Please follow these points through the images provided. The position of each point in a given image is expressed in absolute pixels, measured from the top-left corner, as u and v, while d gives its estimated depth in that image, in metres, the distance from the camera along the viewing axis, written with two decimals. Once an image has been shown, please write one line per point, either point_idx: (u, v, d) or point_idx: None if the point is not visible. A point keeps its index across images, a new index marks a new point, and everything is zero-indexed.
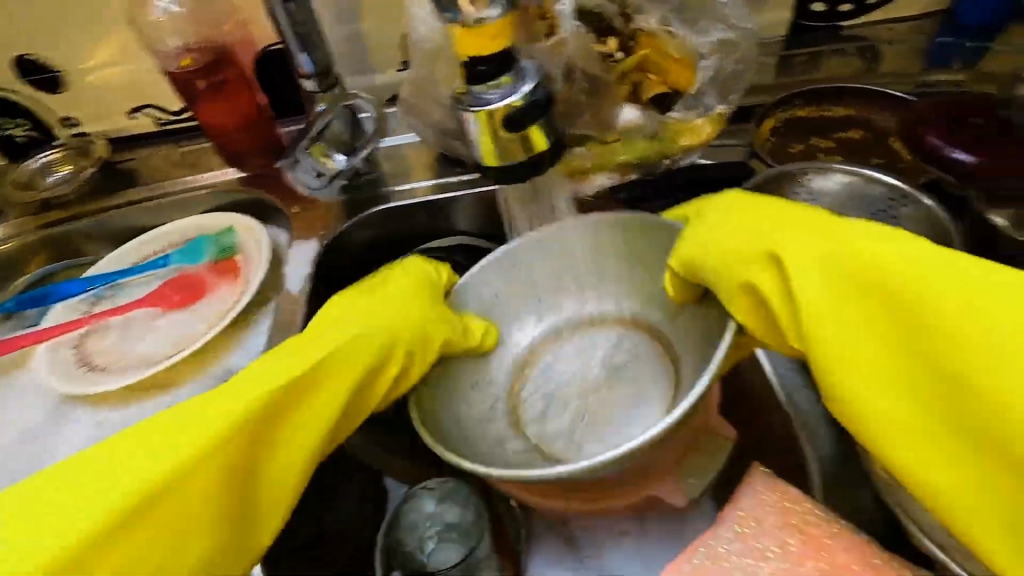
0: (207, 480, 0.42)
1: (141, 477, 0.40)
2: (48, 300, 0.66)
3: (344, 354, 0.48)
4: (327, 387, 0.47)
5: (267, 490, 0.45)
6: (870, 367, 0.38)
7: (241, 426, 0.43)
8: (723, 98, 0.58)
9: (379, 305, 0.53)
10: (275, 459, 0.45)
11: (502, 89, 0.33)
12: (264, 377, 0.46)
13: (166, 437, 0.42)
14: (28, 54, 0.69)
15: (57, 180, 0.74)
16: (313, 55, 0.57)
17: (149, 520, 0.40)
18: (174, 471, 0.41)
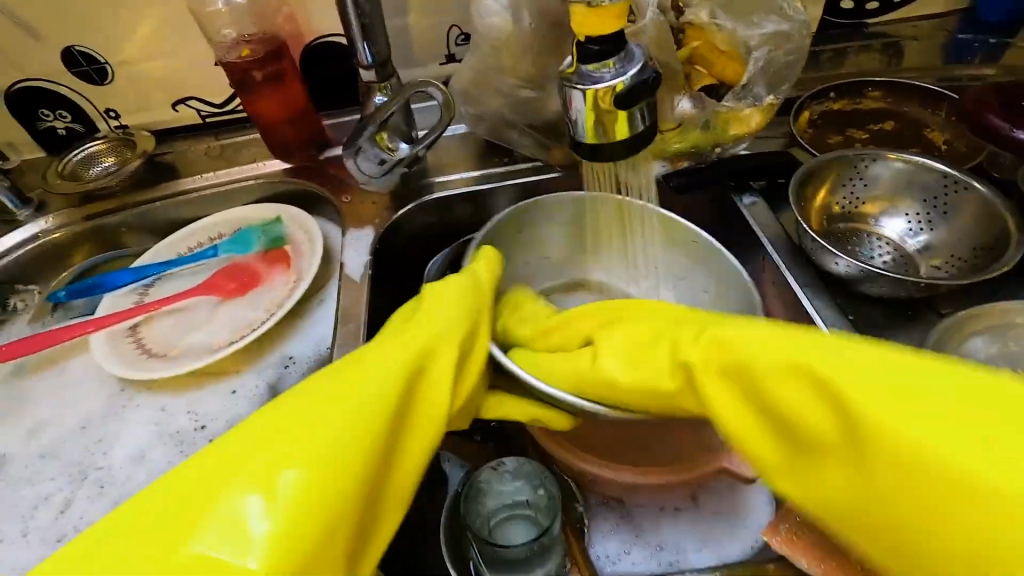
0: (324, 510, 0.33)
1: (255, 525, 0.32)
2: (98, 291, 0.67)
3: (432, 353, 0.41)
4: (424, 396, 0.40)
5: (389, 505, 0.38)
6: (739, 419, 0.34)
7: (352, 425, 0.36)
8: (772, 88, 0.60)
9: (441, 312, 0.44)
10: (394, 446, 0.38)
11: (616, 68, 0.33)
12: (336, 389, 0.38)
13: (247, 469, 0.34)
14: (76, 45, 0.69)
15: (101, 172, 0.73)
16: (374, 45, 0.58)
17: (275, 546, 0.31)
18: (280, 500, 0.33)
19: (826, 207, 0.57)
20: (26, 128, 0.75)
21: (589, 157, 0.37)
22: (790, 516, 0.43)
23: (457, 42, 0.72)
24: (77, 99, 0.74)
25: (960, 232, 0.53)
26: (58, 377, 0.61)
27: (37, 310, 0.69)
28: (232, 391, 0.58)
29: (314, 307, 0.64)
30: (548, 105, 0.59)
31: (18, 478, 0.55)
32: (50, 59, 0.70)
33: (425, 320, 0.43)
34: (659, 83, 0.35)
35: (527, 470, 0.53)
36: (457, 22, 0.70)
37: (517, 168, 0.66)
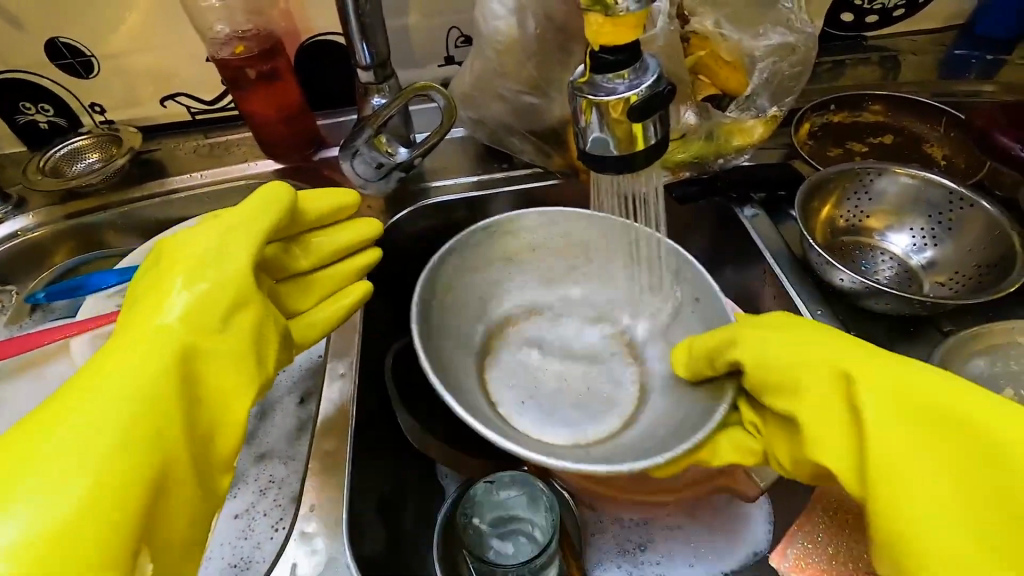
0: (153, 461, 0.34)
1: (97, 422, 0.34)
2: (79, 292, 0.64)
3: (211, 334, 0.39)
4: (206, 374, 0.39)
5: (215, 466, 0.39)
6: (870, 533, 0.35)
7: (167, 353, 0.37)
8: (776, 100, 0.59)
9: (239, 228, 0.42)
10: (203, 401, 0.39)
11: (630, 79, 0.32)
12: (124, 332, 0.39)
13: (103, 415, 0.35)
14: (61, 36, 0.67)
15: (84, 169, 0.70)
16: (374, 45, 0.56)
17: (125, 502, 0.33)
18: (138, 452, 0.34)
19: (832, 220, 0.57)
20: (6, 120, 0.73)
21: (598, 169, 0.36)
22: (797, 542, 0.49)
23: (456, 44, 0.71)
24: (60, 93, 0.71)
25: (966, 248, 0.53)
26: (35, 383, 0.58)
27: (15, 312, 0.66)
28: None
29: None
30: (551, 112, 0.59)
31: None
32: (32, 50, 0.67)
33: (222, 252, 0.41)
34: (673, 96, 0.34)
35: (527, 503, 0.51)
36: (457, 24, 0.69)
37: (516, 175, 0.65)
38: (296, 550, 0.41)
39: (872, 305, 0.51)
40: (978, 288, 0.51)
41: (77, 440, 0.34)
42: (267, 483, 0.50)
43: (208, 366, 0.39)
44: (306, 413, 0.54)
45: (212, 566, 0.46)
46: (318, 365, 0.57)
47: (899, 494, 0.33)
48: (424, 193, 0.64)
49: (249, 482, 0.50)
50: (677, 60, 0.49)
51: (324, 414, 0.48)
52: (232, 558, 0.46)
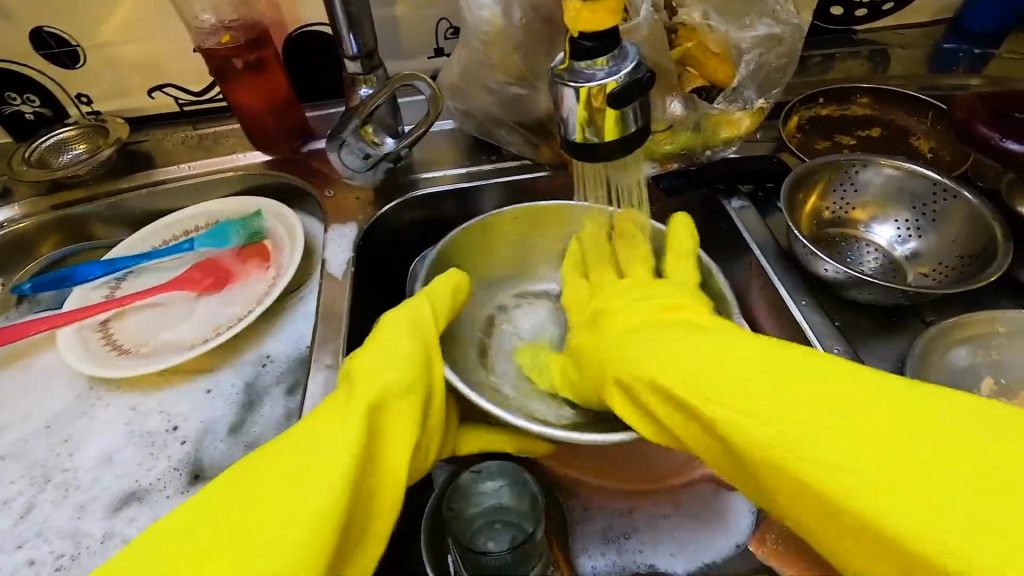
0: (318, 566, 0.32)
1: (265, 496, 0.33)
2: (66, 283, 0.64)
3: (388, 400, 0.39)
4: (388, 448, 0.39)
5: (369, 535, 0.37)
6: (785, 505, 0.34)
7: (362, 410, 0.38)
8: (763, 92, 0.59)
9: (395, 348, 0.42)
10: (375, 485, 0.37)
11: (609, 66, 0.32)
12: (311, 426, 0.38)
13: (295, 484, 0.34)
14: (46, 26, 0.66)
15: (71, 161, 0.70)
16: (360, 35, 0.56)
17: None
18: (329, 519, 0.33)
19: (817, 212, 0.57)
20: None
21: (580, 157, 0.36)
22: (775, 528, 0.50)
23: (445, 35, 0.70)
24: (46, 83, 0.70)
25: (950, 239, 0.54)
26: (21, 374, 0.58)
27: (1, 302, 0.65)
28: (206, 390, 0.56)
29: (293, 305, 0.62)
30: (539, 103, 0.59)
31: None
32: (17, 39, 0.67)
33: (371, 371, 0.41)
34: (653, 83, 0.34)
35: (512, 493, 0.52)
36: (446, 15, 0.69)
37: (505, 166, 0.65)
38: None
39: (856, 296, 0.51)
40: (962, 277, 0.51)
41: (248, 510, 0.33)
42: None
43: (388, 429, 0.39)
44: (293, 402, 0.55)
45: None
46: (305, 356, 0.58)
47: (793, 468, 0.32)
48: (412, 184, 0.64)
49: None
50: (663, 50, 0.49)
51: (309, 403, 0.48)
52: None
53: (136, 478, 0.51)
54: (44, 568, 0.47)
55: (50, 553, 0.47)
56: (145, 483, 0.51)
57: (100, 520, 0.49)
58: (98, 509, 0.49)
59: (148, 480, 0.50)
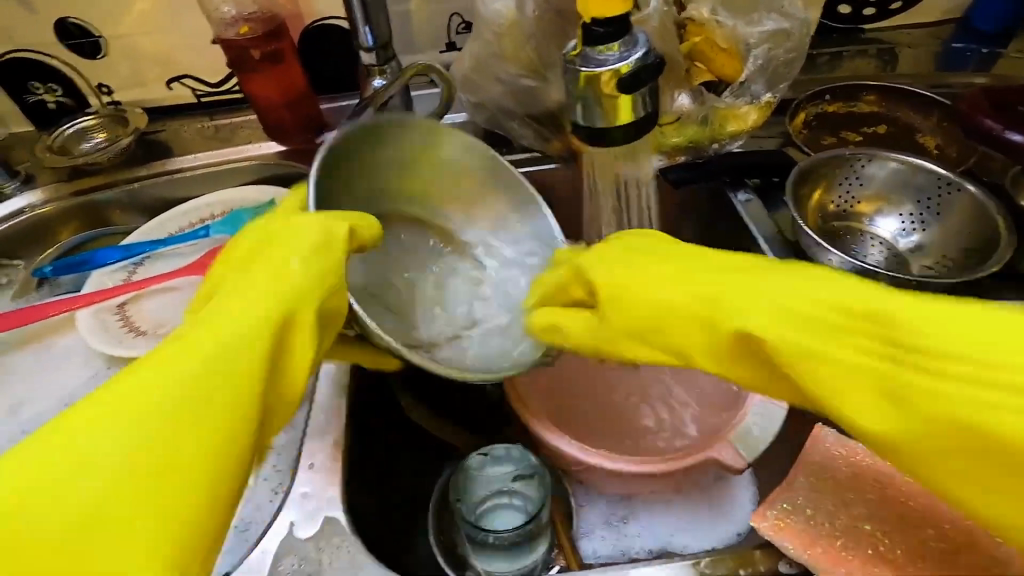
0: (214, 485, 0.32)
1: (157, 409, 0.32)
2: (85, 268, 0.65)
3: (292, 318, 0.36)
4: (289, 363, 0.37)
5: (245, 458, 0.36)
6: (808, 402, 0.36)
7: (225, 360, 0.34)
8: (769, 86, 0.60)
9: (288, 256, 0.38)
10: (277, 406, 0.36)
11: (620, 52, 0.33)
12: (208, 336, 0.35)
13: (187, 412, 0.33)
14: (70, 17, 0.68)
15: (91, 149, 0.71)
16: (376, 27, 0.58)
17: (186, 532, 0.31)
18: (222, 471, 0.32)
19: (823, 205, 0.58)
20: (15, 100, 0.74)
21: (591, 141, 0.37)
22: (778, 501, 0.41)
23: (457, 30, 0.72)
24: (68, 73, 0.72)
25: (953, 232, 0.54)
26: (42, 354, 0.60)
27: (21, 285, 0.67)
28: None
29: None
30: (549, 96, 0.60)
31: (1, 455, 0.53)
32: (42, 30, 0.68)
33: (253, 282, 0.37)
34: (662, 69, 0.35)
35: (517, 479, 0.53)
36: (458, 11, 0.70)
37: (515, 158, 0.65)
38: (294, 510, 0.42)
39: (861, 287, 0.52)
40: (966, 269, 0.52)
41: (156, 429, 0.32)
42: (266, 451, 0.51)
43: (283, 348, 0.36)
44: None
45: None
46: None
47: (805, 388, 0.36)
48: None
49: None
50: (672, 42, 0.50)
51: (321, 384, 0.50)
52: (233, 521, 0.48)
53: None
54: None
55: None
56: None
57: None
58: None
59: None
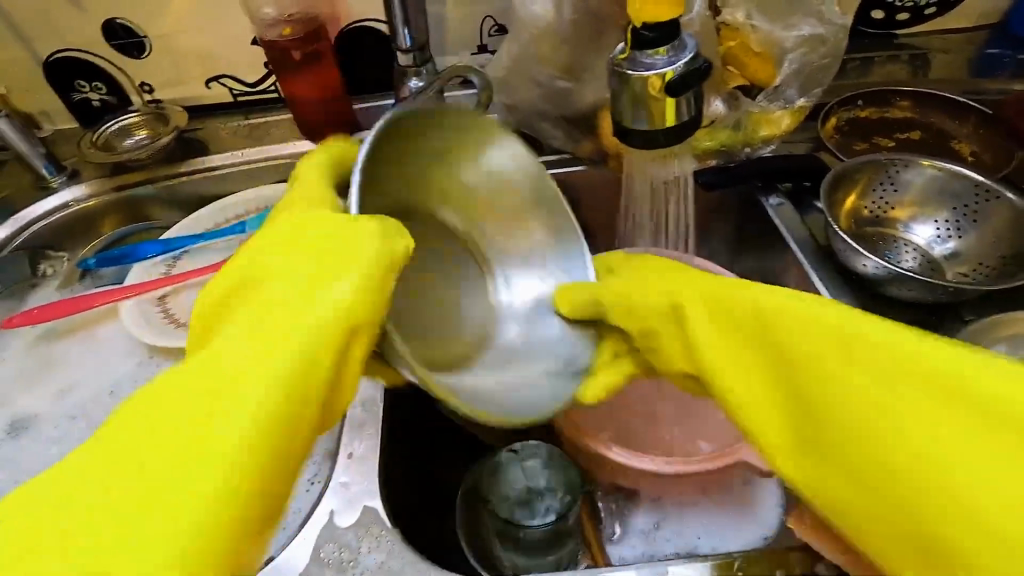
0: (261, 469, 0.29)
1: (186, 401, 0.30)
2: (127, 260, 0.67)
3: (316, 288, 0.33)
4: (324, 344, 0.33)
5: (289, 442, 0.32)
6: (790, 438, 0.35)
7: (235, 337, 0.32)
8: (803, 91, 0.60)
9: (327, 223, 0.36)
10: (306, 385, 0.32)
11: (668, 56, 0.34)
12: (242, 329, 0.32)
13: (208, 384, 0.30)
14: (117, 18, 0.70)
15: (133, 145, 0.73)
16: (414, 30, 0.59)
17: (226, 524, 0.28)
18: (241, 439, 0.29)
19: (857, 210, 0.58)
20: (62, 97, 0.76)
21: (634, 142, 0.37)
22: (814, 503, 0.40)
23: (490, 33, 0.73)
24: (113, 72, 0.75)
25: (990, 239, 0.54)
26: (85, 342, 0.61)
27: (65, 276, 0.69)
28: None
29: None
30: (582, 98, 0.61)
31: (48, 438, 0.55)
32: (90, 29, 0.71)
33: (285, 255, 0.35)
34: (709, 73, 0.35)
35: (544, 477, 0.53)
36: (491, 14, 0.71)
37: (545, 160, 0.66)
38: (334, 498, 0.43)
39: (895, 292, 0.52)
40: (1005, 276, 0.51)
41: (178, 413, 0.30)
42: None
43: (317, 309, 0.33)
44: None
45: None
46: None
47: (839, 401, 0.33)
48: None
49: None
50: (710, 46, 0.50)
51: None
52: None
53: None
54: None
55: None
56: None
57: None
58: None
59: None
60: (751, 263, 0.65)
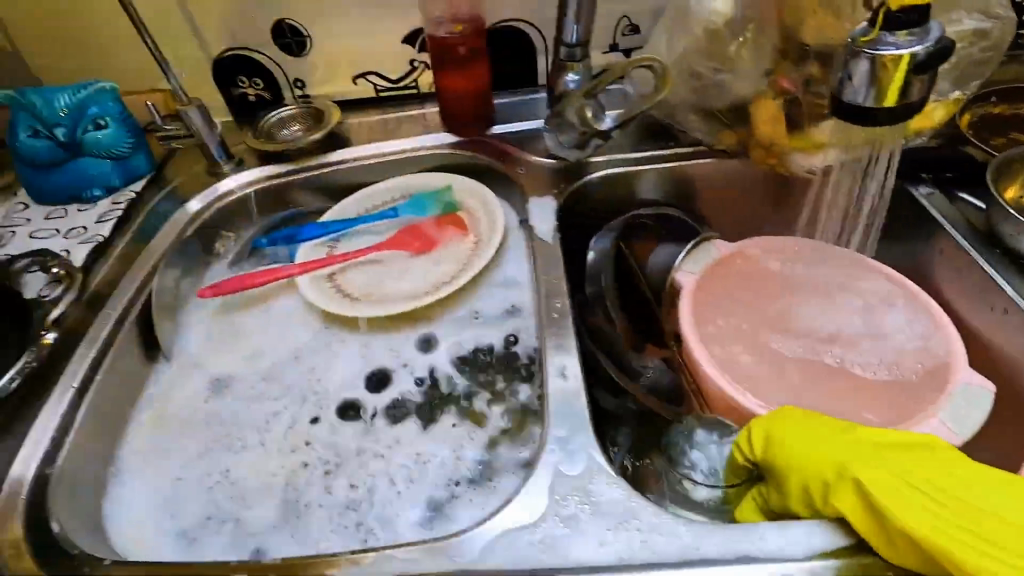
0: None
1: None
2: (293, 241, 0.73)
3: None
4: None
5: None
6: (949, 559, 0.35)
7: None
8: (958, 84, 0.62)
9: None
10: None
11: (911, 38, 0.36)
12: None
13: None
14: (287, 19, 0.77)
15: (290, 136, 0.80)
16: (583, 26, 0.63)
17: None
18: None
19: (1018, 200, 0.59)
20: (222, 93, 0.83)
21: (846, 117, 0.40)
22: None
23: (624, 32, 0.77)
24: (273, 68, 0.81)
25: None
26: (264, 313, 0.66)
27: (236, 255, 0.74)
28: (428, 335, 0.63)
29: (493, 268, 0.68)
30: (736, 90, 0.64)
31: (246, 395, 0.60)
32: (262, 29, 0.77)
33: None
34: (948, 56, 0.37)
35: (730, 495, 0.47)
36: (629, 14, 0.75)
37: (682, 151, 0.71)
38: (554, 451, 0.45)
39: None
40: None
41: None
42: (480, 406, 0.58)
43: None
44: (513, 346, 0.62)
45: (448, 468, 0.54)
46: (511, 311, 0.64)
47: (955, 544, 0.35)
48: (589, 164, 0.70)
49: (467, 402, 0.58)
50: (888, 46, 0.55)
51: (549, 343, 0.54)
52: (464, 463, 0.54)
53: (378, 405, 0.59)
54: (317, 471, 0.54)
55: (319, 460, 0.55)
56: (387, 409, 0.58)
57: (354, 437, 0.57)
58: (351, 427, 0.57)
59: (391, 408, 0.58)
60: (892, 252, 0.67)
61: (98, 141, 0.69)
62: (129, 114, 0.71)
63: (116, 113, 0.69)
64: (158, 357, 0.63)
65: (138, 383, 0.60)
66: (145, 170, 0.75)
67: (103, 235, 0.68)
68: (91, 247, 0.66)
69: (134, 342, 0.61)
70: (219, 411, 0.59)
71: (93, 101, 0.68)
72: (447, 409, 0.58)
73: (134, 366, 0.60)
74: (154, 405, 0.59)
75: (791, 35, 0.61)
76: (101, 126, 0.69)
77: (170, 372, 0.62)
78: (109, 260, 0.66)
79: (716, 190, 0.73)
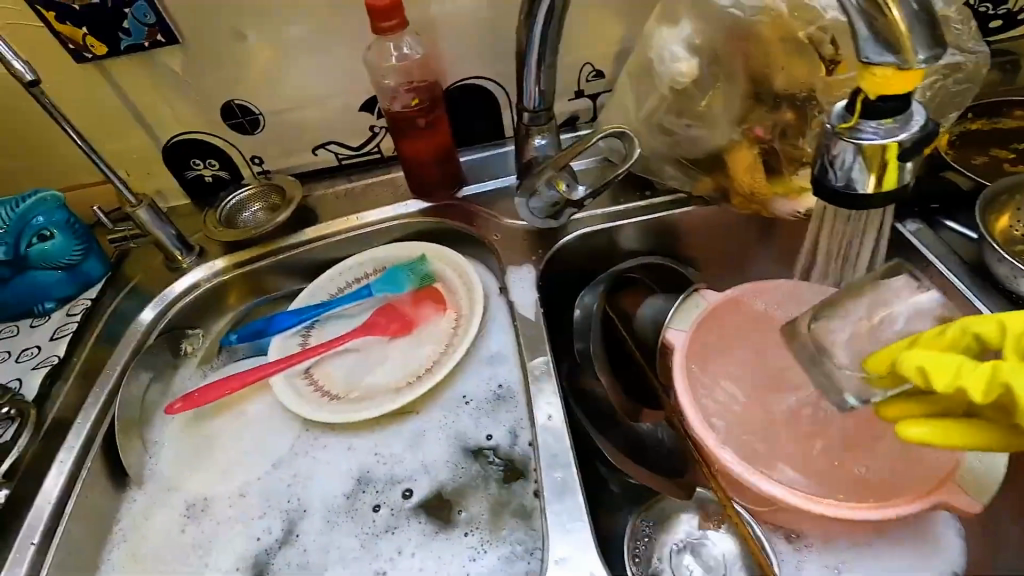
0: None
1: None
2: (264, 334, 0.69)
3: None
4: None
5: None
6: None
7: None
8: (936, 116, 0.59)
9: None
10: None
11: (897, 125, 0.34)
12: None
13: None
14: (235, 98, 0.73)
15: (251, 217, 0.76)
16: (543, 90, 0.60)
17: None
18: None
19: (1008, 231, 0.57)
20: (177, 177, 0.79)
21: (836, 204, 0.37)
22: None
23: (589, 79, 0.74)
24: (226, 148, 0.77)
25: None
26: (237, 421, 0.63)
27: (205, 354, 0.70)
28: (413, 430, 0.60)
29: (476, 345, 0.65)
30: (710, 141, 0.62)
31: (222, 519, 0.57)
32: (210, 110, 0.73)
33: None
34: (933, 138, 0.35)
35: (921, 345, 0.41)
36: (592, 61, 0.72)
37: (659, 201, 0.69)
38: (550, 572, 0.44)
39: None
40: None
41: None
42: (474, 507, 0.55)
43: None
44: (502, 434, 0.59)
45: None
46: (499, 395, 0.61)
47: None
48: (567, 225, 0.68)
49: (461, 505, 0.55)
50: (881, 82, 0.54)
51: (540, 441, 0.51)
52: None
53: (365, 520, 0.55)
54: None
55: None
56: (375, 522, 0.55)
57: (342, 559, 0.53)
58: (339, 548, 0.54)
59: (379, 521, 0.55)
60: None
61: (46, 253, 0.65)
62: (76, 219, 0.67)
63: (62, 222, 0.65)
64: (128, 485, 0.59)
65: (109, 518, 0.57)
66: (99, 273, 0.71)
67: (58, 354, 0.64)
68: (46, 370, 0.63)
69: (101, 474, 0.58)
70: (196, 541, 0.56)
71: (38, 212, 0.64)
72: (440, 514, 0.55)
73: (104, 500, 0.58)
74: (127, 540, 0.56)
75: (761, 84, 0.58)
76: (47, 238, 0.65)
77: (141, 500, 0.58)
78: (67, 381, 0.63)
79: (698, 238, 0.71)
